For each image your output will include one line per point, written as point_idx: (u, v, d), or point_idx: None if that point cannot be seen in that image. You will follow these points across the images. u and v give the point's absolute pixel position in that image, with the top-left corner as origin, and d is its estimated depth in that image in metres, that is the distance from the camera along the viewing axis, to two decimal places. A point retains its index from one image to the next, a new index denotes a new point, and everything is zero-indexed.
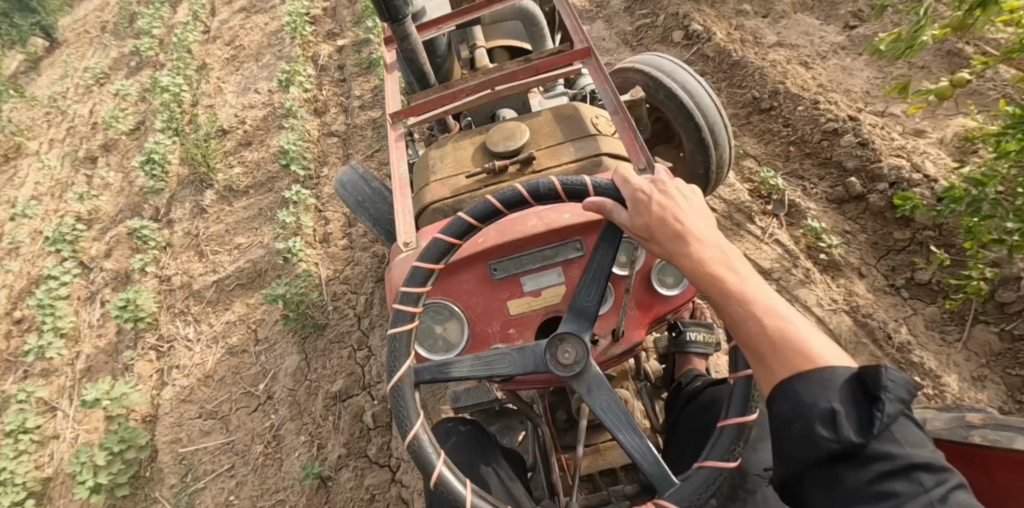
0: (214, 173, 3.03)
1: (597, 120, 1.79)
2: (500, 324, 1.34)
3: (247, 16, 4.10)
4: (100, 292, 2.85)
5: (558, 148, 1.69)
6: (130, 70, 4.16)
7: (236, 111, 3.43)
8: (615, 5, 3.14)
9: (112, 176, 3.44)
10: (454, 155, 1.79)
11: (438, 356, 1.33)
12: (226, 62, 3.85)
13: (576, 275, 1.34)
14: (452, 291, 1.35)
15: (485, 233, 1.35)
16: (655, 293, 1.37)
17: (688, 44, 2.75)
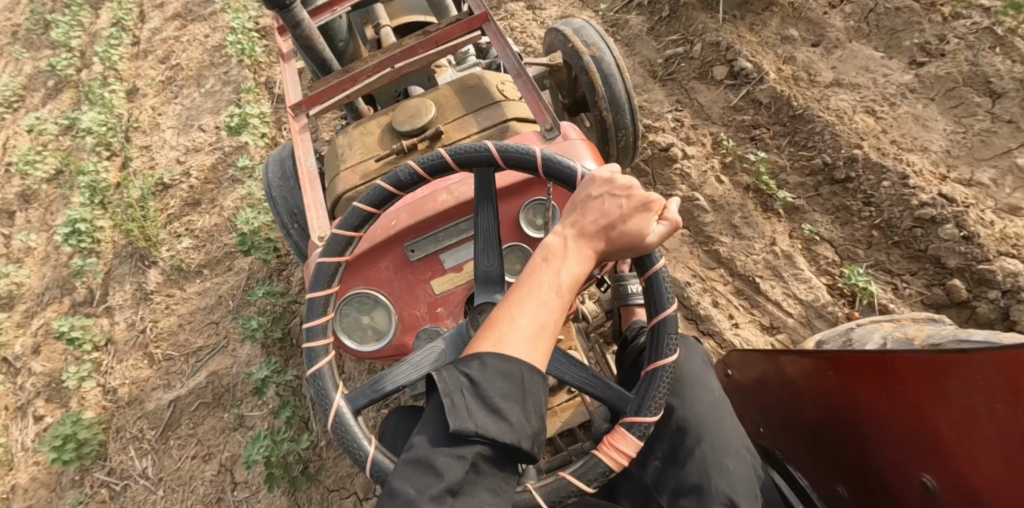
0: (158, 251, 2.61)
1: (501, 86, 1.96)
2: (426, 306, 1.49)
3: (184, 24, 3.44)
4: (31, 404, 2.42)
5: (464, 120, 1.85)
6: (45, 91, 3.49)
7: (183, 157, 2.93)
8: (634, 26, 2.68)
9: (37, 241, 2.93)
10: (363, 141, 1.92)
11: (369, 346, 1.46)
12: (161, 85, 3.26)
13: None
14: (372, 280, 1.48)
15: (397, 215, 1.50)
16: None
17: (733, 84, 2.33)
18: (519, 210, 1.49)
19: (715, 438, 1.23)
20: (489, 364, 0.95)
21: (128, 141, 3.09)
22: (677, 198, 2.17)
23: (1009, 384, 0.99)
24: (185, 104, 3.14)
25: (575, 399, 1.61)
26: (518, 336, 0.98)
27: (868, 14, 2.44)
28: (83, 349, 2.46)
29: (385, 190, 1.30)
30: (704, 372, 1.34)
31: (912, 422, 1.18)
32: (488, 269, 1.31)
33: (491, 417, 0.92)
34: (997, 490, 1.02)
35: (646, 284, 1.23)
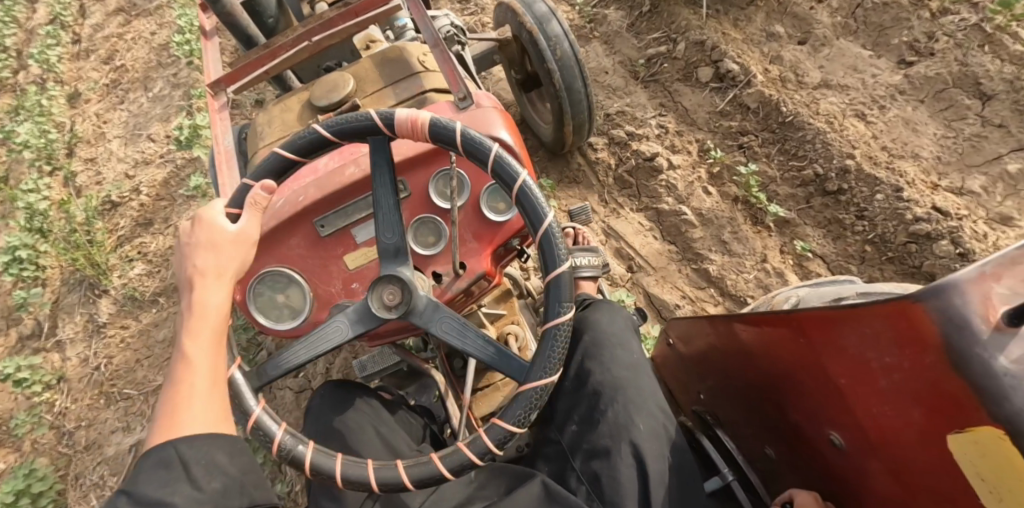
0: (110, 279, 2.50)
1: (424, 59, 1.97)
2: (341, 282, 1.48)
3: (127, 17, 3.18)
4: None
5: (383, 93, 1.90)
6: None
7: (132, 172, 2.77)
8: (613, 22, 2.54)
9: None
10: (282, 118, 1.93)
11: (285, 324, 1.46)
12: (104, 89, 3.06)
13: (406, 217, 1.51)
14: (285, 257, 1.46)
15: (305, 191, 1.45)
16: (489, 223, 1.52)
17: (719, 88, 2.21)
18: (430, 180, 1.49)
19: (628, 397, 1.36)
20: (147, 463, 0.96)
21: (72, 153, 2.93)
22: (664, 212, 2.07)
23: (903, 336, 0.85)
24: (131, 111, 2.95)
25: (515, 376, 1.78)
26: (190, 412, 1.00)
27: (855, 9, 2.35)
28: (33, 390, 2.42)
29: (284, 158, 1.31)
30: (624, 338, 1.48)
31: (816, 381, 1.08)
32: (389, 243, 1.33)
33: (172, 482, 0.94)
34: (901, 447, 0.93)
35: (538, 243, 1.24)
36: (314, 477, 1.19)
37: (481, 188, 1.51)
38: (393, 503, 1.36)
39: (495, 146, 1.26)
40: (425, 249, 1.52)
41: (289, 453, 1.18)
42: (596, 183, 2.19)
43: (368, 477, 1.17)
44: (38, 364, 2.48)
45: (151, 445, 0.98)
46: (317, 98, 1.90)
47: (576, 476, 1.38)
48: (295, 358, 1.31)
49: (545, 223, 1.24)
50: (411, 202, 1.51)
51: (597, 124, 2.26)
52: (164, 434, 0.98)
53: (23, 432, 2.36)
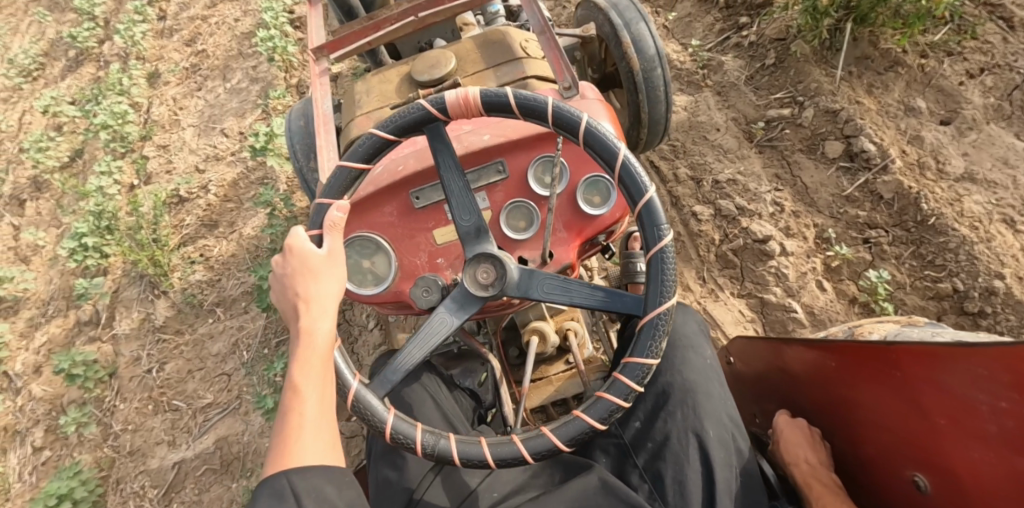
0: (169, 282, 2.45)
1: (527, 44, 1.93)
2: (426, 255, 1.45)
3: (224, 19, 3.30)
4: (30, 432, 2.46)
5: (484, 73, 1.88)
6: (65, 78, 3.61)
7: (202, 167, 2.79)
8: (730, 72, 2.30)
9: (49, 245, 3.04)
10: (380, 89, 1.96)
11: (367, 290, 1.43)
12: (182, 71, 3.23)
13: (500, 199, 1.46)
14: (375, 224, 1.45)
15: (405, 160, 1.47)
16: (583, 217, 1.44)
17: (848, 168, 1.98)
18: (529, 165, 1.44)
19: (699, 402, 1.30)
20: (262, 497, 0.90)
21: (147, 137, 3.01)
22: (769, 304, 1.87)
23: (1017, 381, 0.99)
24: (208, 101, 3.05)
25: (570, 371, 1.72)
26: (304, 443, 0.95)
27: (1012, 90, 2.05)
28: (87, 386, 2.41)
29: (381, 139, 1.30)
30: (695, 341, 1.39)
31: (911, 417, 1.21)
32: (468, 226, 1.30)
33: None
34: (998, 486, 1.08)
35: (638, 214, 1.23)
36: (428, 456, 1.17)
37: (579, 179, 1.44)
38: (453, 478, 1.32)
39: (585, 117, 1.24)
40: (515, 234, 1.43)
41: (400, 433, 1.18)
42: (696, 257, 2.01)
43: (481, 453, 1.16)
44: (93, 359, 2.47)
45: (266, 476, 0.93)
46: (418, 73, 1.90)
47: (638, 473, 1.33)
48: (410, 360, 1.27)
49: (646, 196, 1.22)
50: (506, 185, 1.46)
51: (703, 191, 2.08)
52: (282, 464, 0.93)
53: (70, 431, 2.34)
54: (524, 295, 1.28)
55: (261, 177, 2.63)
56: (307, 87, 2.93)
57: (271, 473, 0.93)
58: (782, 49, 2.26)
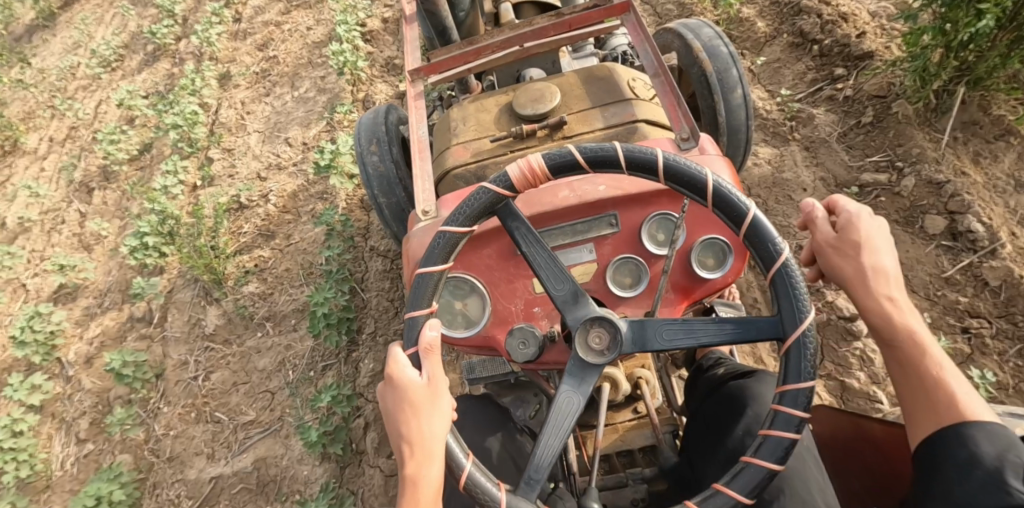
0: (223, 290, 2.45)
1: (632, 83, 1.91)
2: (523, 302, 1.39)
3: (300, 33, 3.42)
4: (75, 422, 2.48)
5: (591, 113, 1.80)
6: (144, 78, 3.82)
7: (263, 175, 2.82)
8: (821, 127, 2.17)
9: (110, 234, 3.10)
10: (477, 117, 1.93)
11: (457, 332, 1.37)
12: (254, 76, 3.34)
13: (607, 253, 1.38)
14: (473, 266, 1.38)
15: (512, 203, 1.40)
16: (694, 278, 1.36)
17: (950, 247, 1.83)
18: (643, 221, 1.36)
19: (798, 491, 1.19)
20: None
21: (213, 140, 3.10)
22: (851, 390, 1.74)
23: None
24: (274, 107, 3.12)
25: (641, 421, 1.67)
26: None
27: None
28: (133, 387, 2.41)
29: (453, 234, 1.21)
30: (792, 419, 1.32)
31: None
32: (561, 294, 1.21)
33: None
34: None
35: (771, 282, 1.14)
36: None
37: (693, 240, 1.35)
38: None
39: (660, 152, 1.17)
40: (621, 291, 1.37)
41: None
42: None
43: None
44: (143, 362, 2.46)
45: None
46: (521, 106, 1.85)
47: None
48: (544, 458, 1.12)
49: (782, 256, 1.13)
50: (616, 239, 1.38)
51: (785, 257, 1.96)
52: None
53: (113, 432, 2.34)
54: (644, 351, 1.20)
55: (320, 191, 2.62)
56: (373, 102, 2.92)
57: None
58: (881, 107, 2.10)
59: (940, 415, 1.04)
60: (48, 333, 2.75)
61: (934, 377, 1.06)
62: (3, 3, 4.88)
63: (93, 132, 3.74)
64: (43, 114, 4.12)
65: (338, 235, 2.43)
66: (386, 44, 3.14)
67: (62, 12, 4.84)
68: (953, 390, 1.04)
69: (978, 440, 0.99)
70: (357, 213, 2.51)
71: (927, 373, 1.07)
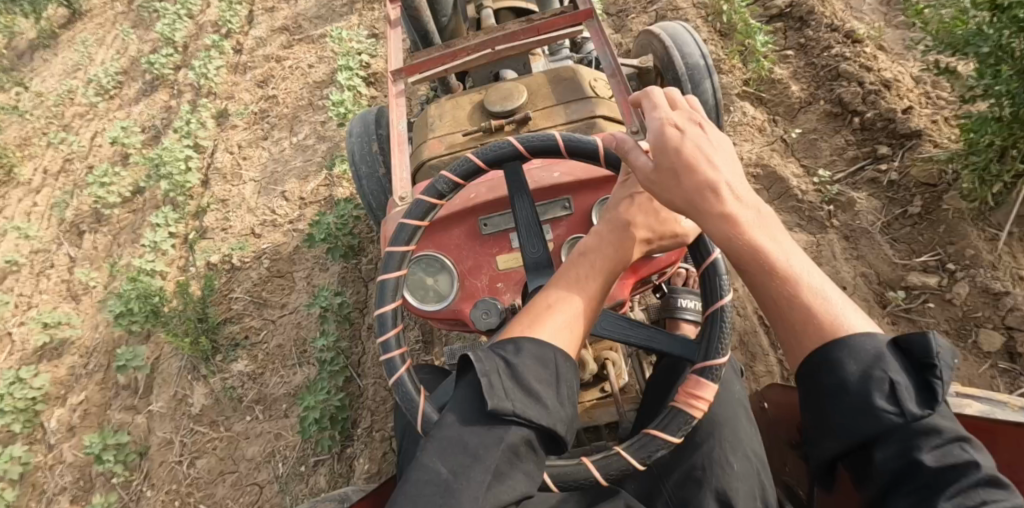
0: (211, 366, 2.29)
1: (594, 82, 2.12)
2: (487, 278, 1.41)
3: (300, 71, 3.27)
4: (53, 501, 2.34)
5: (554, 111, 2.01)
6: (141, 109, 3.73)
7: (257, 231, 2.65)
8: (863, 216, 1.97)
9: (98, 286, 2.95)
10: (452, 114, 2.12)
11: (429, 306, 1.40)
12: (252, 117, 3.18)
13: (562, 233, 1.46)
14: (443, 245, 1.43)
15: (476, 188, 1.47)
16: (642, 254, 1.34)
17: (1008, 369, 1.66)
18: (594, 204, 1.44)
19: (725, 436, 1.16)
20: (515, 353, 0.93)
21: (207, 189, 2.95)
22: None
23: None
24: (272, 154, 2.96)
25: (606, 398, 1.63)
26: (548, 328, 0.98)
27: None
28: (111, 470, 2.25)
29: (445, 187, 1.22)
30: (729, 379, 1.27)
31: None
32: (636, 339, 1.11)
33: (527, 399, 0.89)
34: None
35: (706, 322, 1.07)
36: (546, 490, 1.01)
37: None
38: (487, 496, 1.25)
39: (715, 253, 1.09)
40: None
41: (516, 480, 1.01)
42: None
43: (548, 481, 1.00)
44: (125, 444, 2.30)
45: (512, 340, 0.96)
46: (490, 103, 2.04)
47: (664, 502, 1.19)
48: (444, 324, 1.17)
49: (721, 302, 1.07)
50: (571, 220, 1.46)
51: None
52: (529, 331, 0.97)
53: None
54: None
55: (316, 256, 2.45)
56: None
57: (512, 337, 0.97)
58: (931, 197, 1.91)
59: (806, 343, 0.95)
60: (29, 399, 2.60)
61: (786, 295, 0.96)
62: (5, 20, 4.80)
63: (87, 167, 3.61)
64: (38, 142, 4.00)
65: (334, 326, 2.20)
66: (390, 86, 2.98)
67: (63, 32, 4.81)
68: (810, 300, 0.95)
69: (844, 361, 0.91)
70: (352, 290, 2.33)
71: (779, 280, 0.96)
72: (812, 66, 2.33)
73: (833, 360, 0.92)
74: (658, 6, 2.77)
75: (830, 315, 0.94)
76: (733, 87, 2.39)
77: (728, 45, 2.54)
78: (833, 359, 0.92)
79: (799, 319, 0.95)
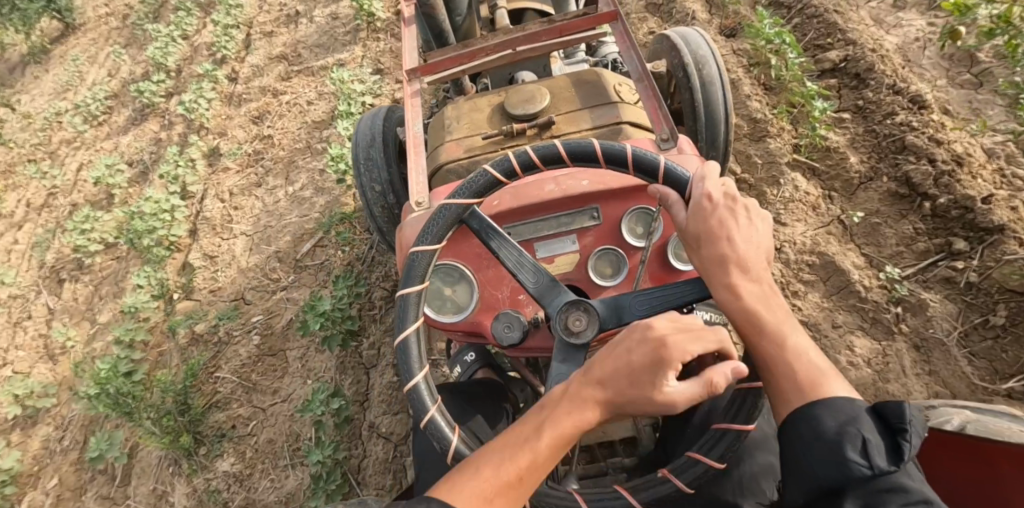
0: (195, 463, 2.06)
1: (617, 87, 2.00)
2: (509, 290, 1.34)
3: (298, 107, 3.02)
4: None
5: (577, 114, 1.89)
6: (129, 140, 3.51)
7: (248, 296, 2.40)
8: (939, 328, 1.72)
9: (77, 346, 2.71)
10: (470, 117, 2.01)
11: (445, 318, 1.34)
12: (244, 158, 2.93)
13: (590, 243, 1.37)
14: (462, 254, 1.35)
15: (500, 195, 1.40)
16: (671, 267, 1.31)
17: None
18: (624, 213, 1.36)
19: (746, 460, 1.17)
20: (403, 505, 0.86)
21: (195, 241, 2.71)
22: None
23: None
24: (265, 204, 2.70)
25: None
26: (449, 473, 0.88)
27: None
28: None
29: (480, 188, 1.19)
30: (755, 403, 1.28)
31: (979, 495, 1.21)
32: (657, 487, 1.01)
33: None
34: None
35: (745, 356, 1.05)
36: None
37: (670, 232, 1.32)
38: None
39: None
40: (600, 280, 1.35)
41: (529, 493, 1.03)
42: None
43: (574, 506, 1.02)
44: None
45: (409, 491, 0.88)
46: (512, 106, 1.93)
47: None
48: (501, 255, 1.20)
49: None
50: (598, 230, 1.37)
51: None
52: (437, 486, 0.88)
53: None
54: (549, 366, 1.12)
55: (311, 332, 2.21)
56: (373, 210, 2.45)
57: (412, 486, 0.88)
58: (1017, 307, 1.67)
59: (790, 398, 0.95)
60: None
61: (774, 351, 0.98)
62: None
63: (70, 203, 3.37)
64: (22, 171, 3.77)
65: (330, 431, 1.98)
66: None
67: (54, 48, 4.61)
68: (804, 362, 0.96)
69: (821, 416, 0.90)
70: (352, 379, 2.10)
71: (775, 342, 0.98)
72: (872, 133, 2.06)
73: (811, 413, 0.91)
74: None
75: (821, 378, 0.94)
76: (781, 153, 2.12)
77: (775, 98, 2.27)
78: (812, 413, 0.91)
79: (793, 382, 0.95)
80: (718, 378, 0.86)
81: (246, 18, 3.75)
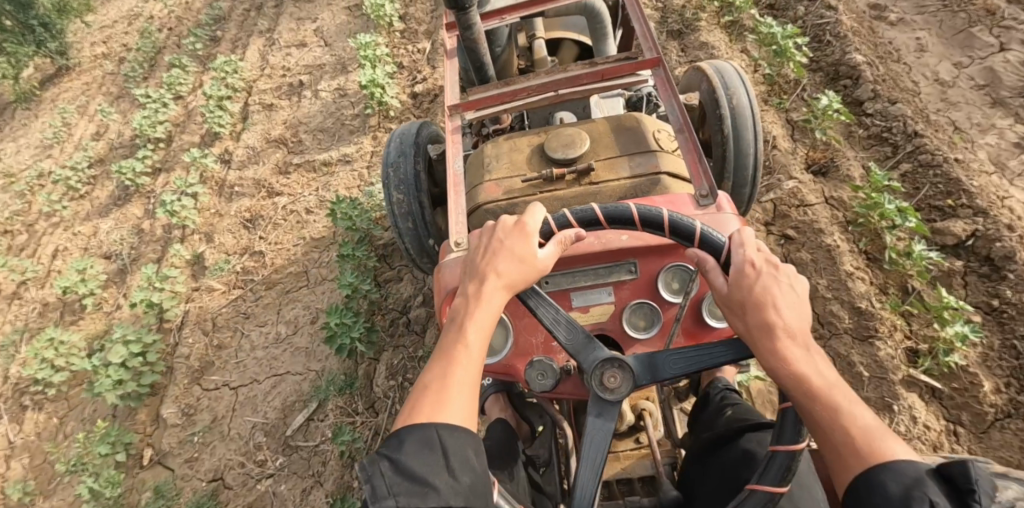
0: None
1: (659, 135, 1.64)
2: (544, 336, 1.27)
3: (297, 219, 2.60)
4: None
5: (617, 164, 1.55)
6: (109, 227, 3.13)
7: (228, 478, 2.02)
8: None
9: (35, 503, 2.34)
10: (510, 155, 1.65)
11: None
12: (232, 276, 2.52)
13: (625, 296, 1.29)
14: None
15: None
16: (705, 324, 1.25)
17: None
18: (661, 269, 1.28)
19: None
20: (408, 436, 0.89)
21: (171, 383, 2.32)
22: None
23: None
24: (253, 348, 2.29)
25: (643, 451, 1.39)
26: (443, 408, 0.92)
27: None
28: None
29: None
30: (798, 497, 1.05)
31: None
32: None
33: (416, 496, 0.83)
34: None
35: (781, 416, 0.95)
36: None
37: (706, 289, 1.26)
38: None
39: None
40: (635, 333, 1.27)
41: None
42: None
43: None
44: None
45: (401, 428, 0.91)
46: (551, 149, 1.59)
47: None
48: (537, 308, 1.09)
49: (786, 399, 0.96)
50: (635, 284, 1.29)
51: None
52: (420, 416, 0.91)
53: None
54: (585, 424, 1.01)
55: None
56: (377, 385, 2.03)
57: (401, 425, 0.92)
58: None
59: (851, 465, 0.85)
60: None
61: (822, 413, 0.88)
62: None
63: (42, 300, 2.99)
64: None
65: None
66: (405, 258, 2.28)
67: (44, 93, 4.35)
68: (866, 427, 0.86)
69: (887, 484, 0.81)
70: None
71: (825, 408, 0.88)
72: (1012, 349, 1.64)
73: (877, 484, 0.82)
74: (774, 194, 2.03)
75: (882, 442, 0.85)
76: (893, 366, 1.67)
77: (882, 276, 1.81)
78: (878, 483, 0.82)
79: (856, 452, 0.85)
80: (564, 234, 1.06)
81: (244, 87, 3.35)
